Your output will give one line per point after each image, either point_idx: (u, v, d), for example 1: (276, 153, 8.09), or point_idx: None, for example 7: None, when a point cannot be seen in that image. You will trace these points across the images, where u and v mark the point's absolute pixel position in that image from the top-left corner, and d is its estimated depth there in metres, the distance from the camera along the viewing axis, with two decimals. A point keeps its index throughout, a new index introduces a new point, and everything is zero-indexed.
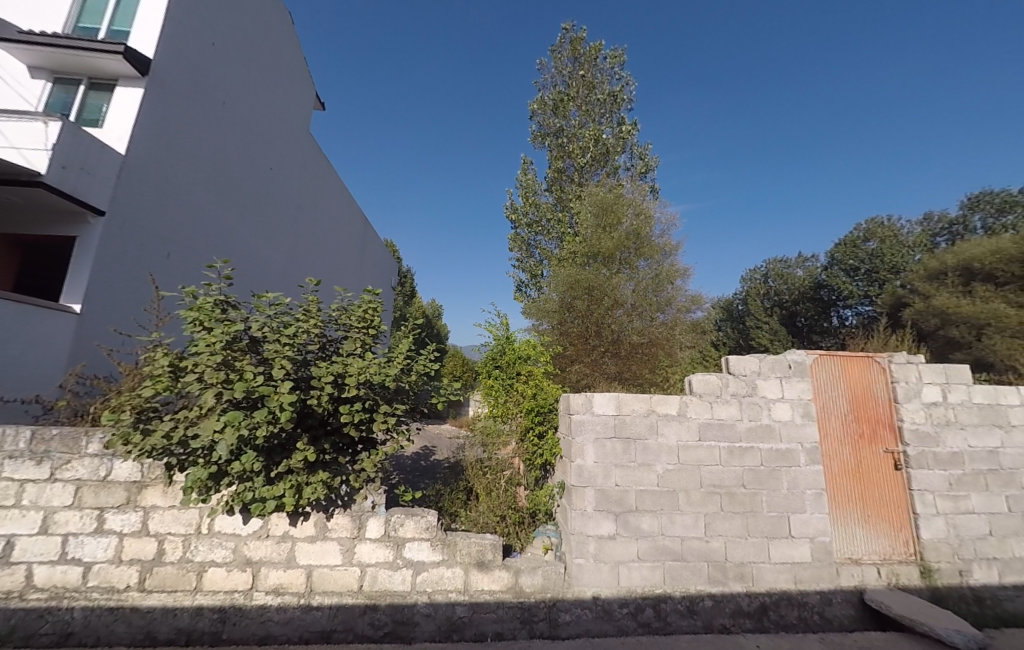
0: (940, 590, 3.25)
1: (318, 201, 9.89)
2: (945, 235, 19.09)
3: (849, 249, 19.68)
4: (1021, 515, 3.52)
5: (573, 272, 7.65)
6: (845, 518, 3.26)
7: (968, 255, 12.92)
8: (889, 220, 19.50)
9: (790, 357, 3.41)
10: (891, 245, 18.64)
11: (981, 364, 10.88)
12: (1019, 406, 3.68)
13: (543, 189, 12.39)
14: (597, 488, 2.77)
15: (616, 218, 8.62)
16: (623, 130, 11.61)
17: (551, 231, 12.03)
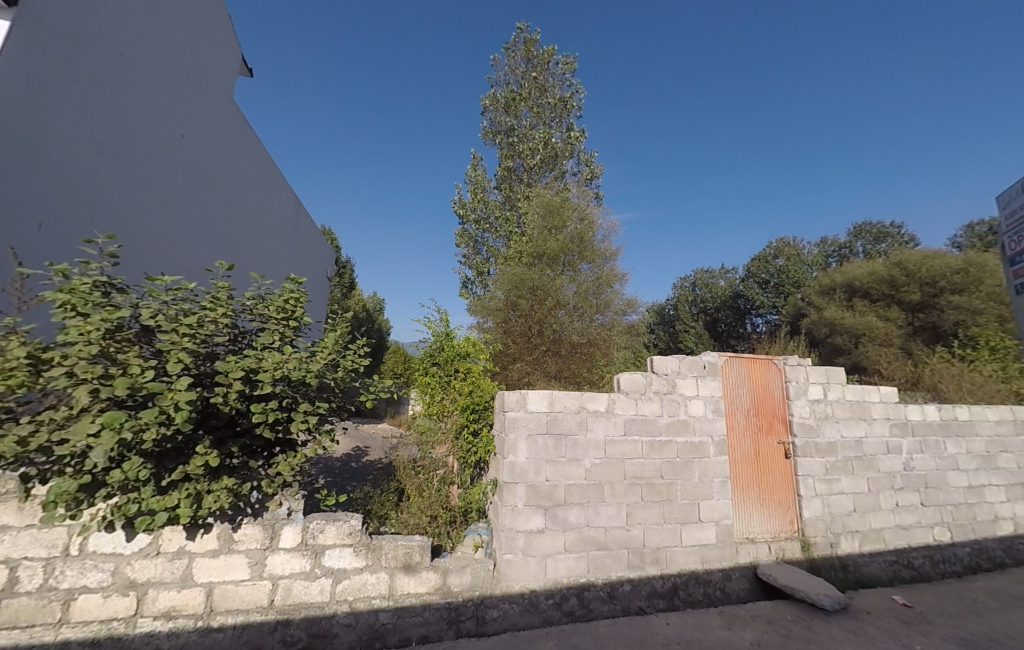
0: (815, 561, 3.77)
1: (241, 179, 8.96)
2: (836, 257, 22.26)
3: (761, 264, 22.14)
4: (877, 493, 4.20)
5: (519, 271, 7.76)
6: (745, 502, 3.65)
7: (851, 275, 15.29)
8: (793, 240, 22.25)
9: (704, 358, 3.74)
10: (794, 263, 21.25)
11: (857, 368, 13.18)
12: (879, 402, 4.39)
13: (492, 187, 12.37)
14: (528, 484, 2.82)
15: (562, 221, 8.90)
16: (571, 136, 11.92)
17: (498, 229, 12.00)
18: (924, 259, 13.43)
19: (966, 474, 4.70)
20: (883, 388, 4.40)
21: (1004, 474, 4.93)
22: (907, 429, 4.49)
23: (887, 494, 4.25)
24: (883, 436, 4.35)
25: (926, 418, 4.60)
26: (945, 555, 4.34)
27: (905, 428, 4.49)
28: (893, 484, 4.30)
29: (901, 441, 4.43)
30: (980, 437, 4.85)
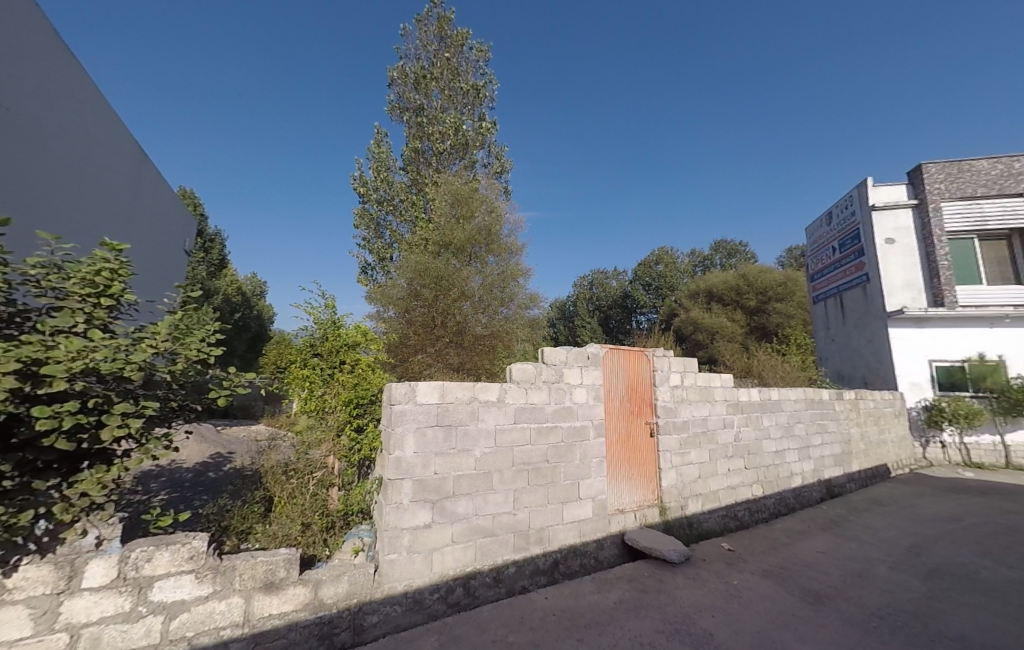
0: (669, 523, 4.41)
1: (86, 120, 7.10)
2: (701, 266, 26.24)
3: (646, 269, 25.04)
4: (716, 461, 5.08)
5: (424, 260, 7.49)
6: (617, 477, 4.09)
7: (710, 283, 18.58)
8: (671, 250, 25.58)
9: (589, 350, 4.05)
10: (671, 270, 24.43)
11: (712, 360, 16.57)
12: (721, 386, 5.30)
13: (398, 168, 11.61)
14: (415, 479, 2.73)
15: (470, 211, 8.81)
16: (482, 126, 11.72)
17: (402, 213, 11.31)
18: (759, 274, 17.37)
19: (776, 442, 5.95)
20: (724, 376, 5.31)
21: (799, 440, 6.38)
22: (739, 408, 5.51)
23: (723, 461, 5.17)
24: (722, 414, 5.27)
25: (751, 398, 5.71)
26: (759, 506, 5.45)
27: (738, 408, 5.50)
28: (727, 453, 5.24)
29: (734, 418, 5.41)
30: (785, 412, 6.19)
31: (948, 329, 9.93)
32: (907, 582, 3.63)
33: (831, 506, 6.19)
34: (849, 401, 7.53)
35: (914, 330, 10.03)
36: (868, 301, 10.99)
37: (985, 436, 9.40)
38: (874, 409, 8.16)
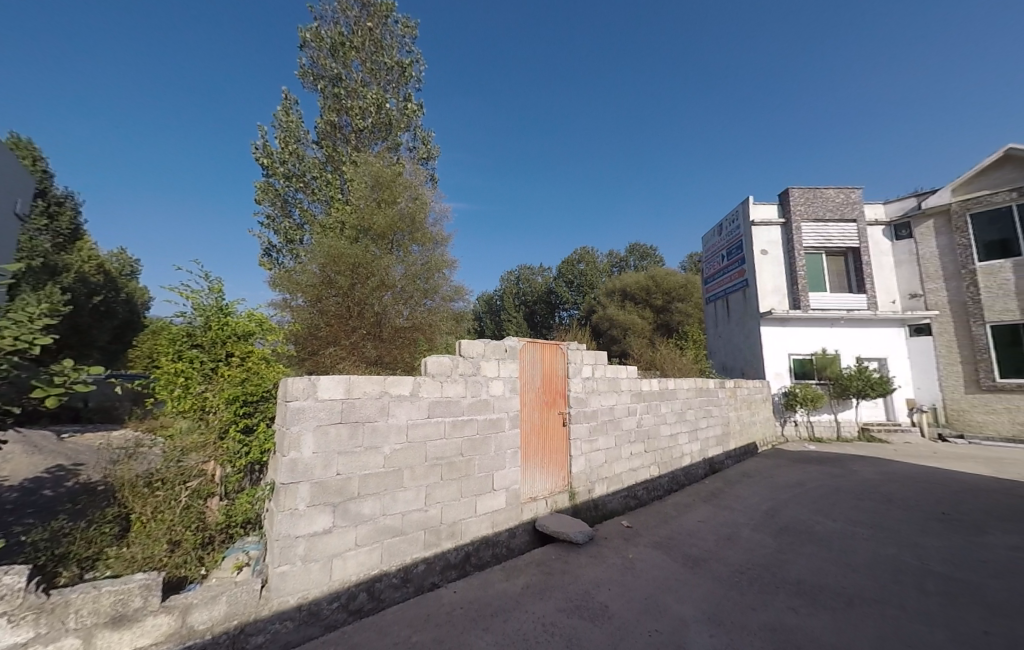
0: (577, 507, 4.68)
1: None
2: (618, 267, 28.28)
3: (569, 267, 26.34)
4: (621, 447, 5.51)
5: (338, 245, 6.96)
6: (531, 467, 4.22)
7: (624, 284, 20.86)
8: (592, 250, 27.15)
9: (507, 343, 4.11)
10: (592, 269, 25.87)
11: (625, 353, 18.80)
12: (626, 378, 5.76)
13: (310, 141, 10.53)
14: (314, 481, 2.52)
15: (393, 197, 8.34)
16: (408, 108, 11.14)
17: (315, 192, 10.31)
18: (665, 277, 19.88)
19: (670, 426, 6.65)
20: (630, 368, 5.77)
21: (690, 424, 7.21)
22: (641, 397, 6.04)
23: (626, 446, 5.63)
24: (627, 403, 5.72)
25: (651, 388, 6.30)
26: (655, 485, 6.04)
27: (640, 397, 6.02)
28: (630, 439, 5.72)
29: (637, 406, 5.92)
30: (679, 400, 6.93)
31: (804, 329, 11.94)
32: (764, 541, 4.30)
33: (713, 481, 7.09)
34: (730, 389, 8.69)
35: (778, 329, 11.93)
36: (747, 303, 12.78)
37: (825, 416, 11.45)
38: (749, 395, 9.53)
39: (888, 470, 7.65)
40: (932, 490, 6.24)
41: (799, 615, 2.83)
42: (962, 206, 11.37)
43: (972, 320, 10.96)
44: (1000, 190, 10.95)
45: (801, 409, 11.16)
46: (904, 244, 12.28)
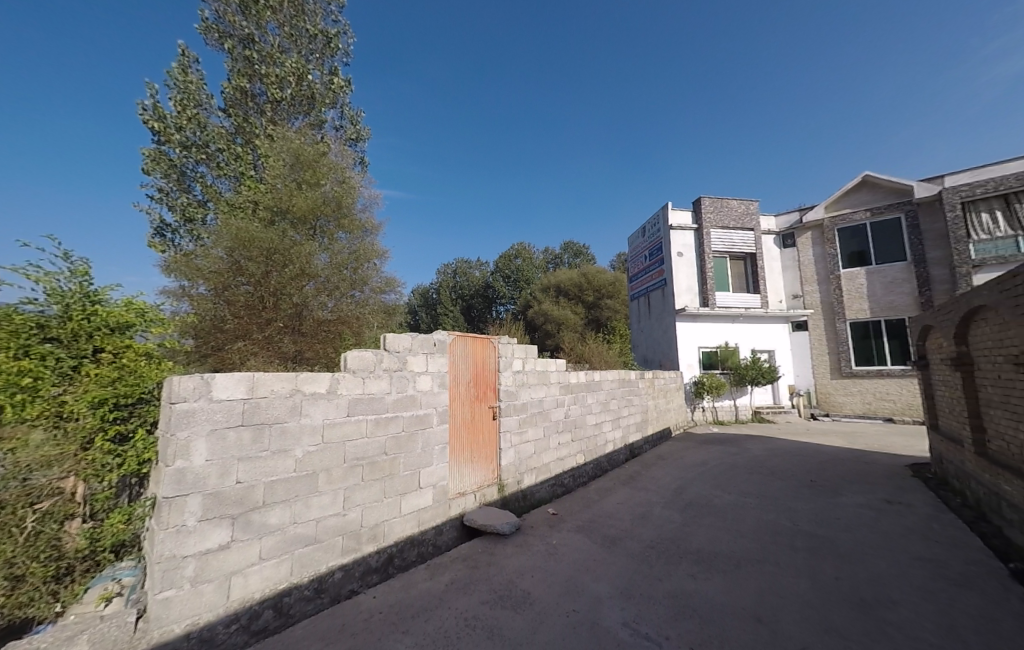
0: (505, 498, 4.74)
1: None
2: (553, 264, 29.29)
3: (506, 262, 26.75)
4: (549, 437, 5.69)
5: (250, 227, 6.27)
6: (460, 461, 4.18)
7: (558, 281, 22.00)
8: (528, 246, 27.80)
9: (435, 337, 4.02)
10: (528, 265, 26.41)
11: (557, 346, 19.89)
12: (555, 371, 5.95)
13: (214, 107, 9.28)
14: (207, 493, 2.24)
15: (317, 178, 7.62)
16: (334, 82, 10.34)
17: (222, 167, 9.12)
18: (595, 274, 21.28)
19: (595, 416, 7.01)
20: (559, 361, 5.97)
21: (613, 413, 7.67)
22: (569, 389, 6.28)
23: (554, 436, 5.82)
24: (555, 395, 5.92)
25: (578, 380, 6.58)
26: (581, 472, 6.34)
27: (568, 389, 6.26)
28: (558, 429, 5.92)
29: (565, 398, 6.15)
30: (604, 391, 7.34)
31: (712, 324, 13.30)
32: (672, 517, 4.72)
33: (632, 464, 7.63)
34: (648, 380, 9.40)
35: (690, 324, 13.16)
36: (665, 301, 13.91)
37: (727, 402, 12.87)
38: (665, 385, 10.40)
39: (775, 447, 8.82)
40: (808, 462, 7.31)
41: (698, 581, 3.16)
42: (833, 221, 13.41)
43: (838, 318, 13.00)
44: (860, 209, 13.08)
45: (707, 396, 12.44)
46: (790, 251, 14.17)
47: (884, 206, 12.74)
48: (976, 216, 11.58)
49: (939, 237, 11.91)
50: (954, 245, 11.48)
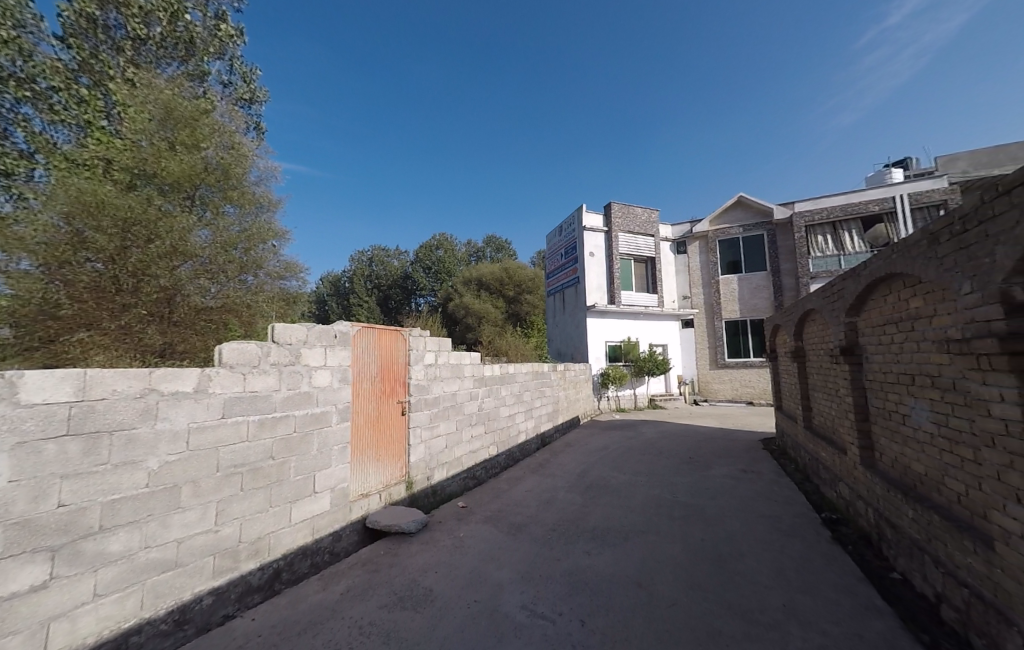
0: (414, 495, 4.58)
1: None
2: (475, 257, 29.38)
3: (427, 253, 26.19)
4: (461, 430, 5.63)
5: (97, 189, 5.00)
6: (363, 461, 3.93)
7: (480, 274, 22.07)
8: (450, 238, 27.53)
9: (336, 328, 3.73)
10: (449, 256, 26.40)
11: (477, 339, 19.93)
12: (469, 364, 5.92)
13: (43, 33, 7.32)
14: (13, 521, 1.77)
15: (196, 140, 6.20)
16: (221, 30, 8.99)
17: (58, 111, 7.09)
18: (516, 270, 21.76)
19: (509, 407, 7.14)
20: (473, 354, 5.95)
21: (526, 404, 7.90)
22: (483, 382, 6.30)
23: (467, 429, 5.78)
24: (469, 388, 5.89)
25: (492, 373, 6.64)
26: (493, 464, 6.40)
27: (482, 382, 6.28)
28: (471, 422, 5.91)
29: (479, 391, 6.16)
30: (517, 383, 7.51)
31: (617, 320, 14.42)
32: (574, 500, 5.02)
33: (543, 453, 7.95)
34: (560, 372, 9.87)
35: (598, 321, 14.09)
36: (578, 297, 14.70)
37: (628, 391, 14.09)
38: (576, 376, 11.04)
39: (666, 430, 9.90)
40: (691, 442, 8.33)
41: (591, 557, 3.40)
42: (716, 233, 15.39)
43: (717, 316, 15.01)
44: (736, 224, 15.20)
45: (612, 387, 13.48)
46: (683, 257, 15.94)
47: (753, 223, 14.97)
48: (817, 237, 14.07)
49: (791, 252, 14.37)
50: (800, 259, 13.92)
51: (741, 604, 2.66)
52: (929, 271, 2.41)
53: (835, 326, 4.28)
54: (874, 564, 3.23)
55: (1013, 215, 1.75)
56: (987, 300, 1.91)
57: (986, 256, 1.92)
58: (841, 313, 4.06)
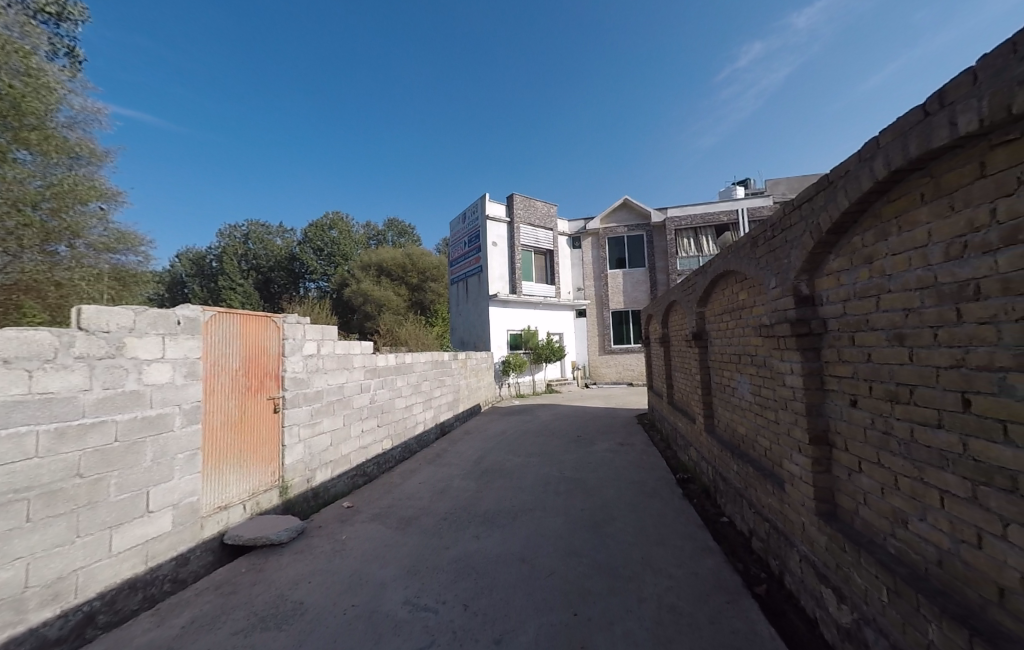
0: (290, 501, 4.11)
1: None
2: (375, 241, 27.67)
3: (318, 232, 23.89)
4: (350, 425, 5.21)
5: None
6: (221, 468, 3.39)
7: (380, 259, 20.89)
8: (346, 218, 25.51)
9: (180, 313, 3.13)
10: (345, 238, 24.46)
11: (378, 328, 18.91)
12: (359, 354, 5.50)
13: None
14: None
15: None
16: None
17: None
18: (420, 256, 20.89)
19: (405, 398, 6.85)
20: (364, 343, 5.55)
21: (424, 394, 7.67)
22: (375, 373, 5.93)
23: (357, 424, 5.37)
24: (359, 380, 5.48)
25: (387, 363, 6.29)
26: (388, 458, 6.08)
27: (374, 373, 5.90)
28: (362, 416, 5.51)
29: (371, 382, 5.77)
30: (415, 373, 7.24)
31: (518, 309, 14.87)
32: (468, 486, 5.06)
33: (441, 442, 7.83)
34: (461, 360, 9.83)
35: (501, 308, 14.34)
36: (480, 286, 14.74)
37: (527, 377, 14.68)
38: (477, 364, 11.13)
39: (560, 412, 10.59)
40: (581, 422, 9.05)
41: (479, 540, 3.46)
42: (605, 231, 16.78)
43: (604, 307, 16.47)
44: (622, 224, 16.78)
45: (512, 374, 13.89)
46: (577, 251, 17.06)
47: (635, 223, 16.68)
48: (685, 240, 16.19)
49: (664, 251, 16.39)
50: (671, 257, 15.97)
51: (608, 563, 2.96)
52: (750, 268, 2.93)
53: (689, 315, 4.99)
54: (710, 512, 3.89)
55: (802, 225, 2.20)
56: (785, 293, 2.39)
57: (786, 258, 2.39)
58: (694, 304, 4.74)
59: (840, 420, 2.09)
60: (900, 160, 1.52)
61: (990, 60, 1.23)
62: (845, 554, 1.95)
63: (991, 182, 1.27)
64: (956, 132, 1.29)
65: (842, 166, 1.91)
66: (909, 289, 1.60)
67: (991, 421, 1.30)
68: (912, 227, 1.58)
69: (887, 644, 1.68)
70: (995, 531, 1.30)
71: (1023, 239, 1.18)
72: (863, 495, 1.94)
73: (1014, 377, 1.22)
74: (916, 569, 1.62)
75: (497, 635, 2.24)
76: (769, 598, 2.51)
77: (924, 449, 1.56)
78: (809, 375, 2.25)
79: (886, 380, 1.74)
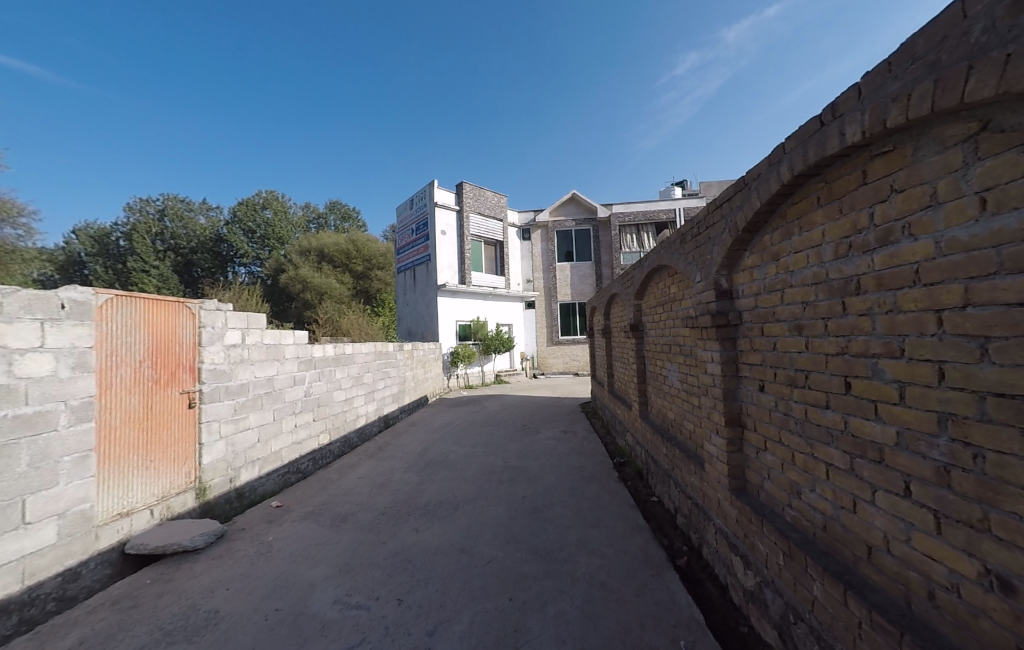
0: (209, 503, 3.74)
1: None
2: (315, 224, 26.03)
3: (250, 211, 21.99)
4: (281, 419, 4.85)
5: None
6: (121, 470, 3.01)
7: (321, 243, 19.69)
8: (281, 198, 23.74)
9: (63, 296, 2.70)
10: (280, 219, 22.92)
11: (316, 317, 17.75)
12: (292, 344, 5.14)
13: None
14: None
15: None
16: None
17: None
18: (365, 244, 19.99)
19: (345, 391, 6.52)
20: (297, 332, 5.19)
21: (366, 386, 7.35)
22: (311, 364, 5.57)
23: (289, 418, 5.00)
24: (292, 371, 5.12)
25: (324, 354, 5.94)
26: (325, 453, 5.76)
27: (310, 364, 5.54)
28: (295, 410, 5.14)
29: (306, 374, 5.41)
30: (356, 364, 6.91)
31: (467, 299, 14.71)
32: (410, 479, 4.94)
33: (385, 435, 7.57)
34: (407, 350, 9.55)
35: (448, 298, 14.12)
36: (428, 275, 14.33)
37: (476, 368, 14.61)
38: (424, 355, 10.88)
39: (507, 402, 10.70)
40: (527, 412, 9.21)
41: (418, 533, 3.39)
42: (554, 224, 17.03)
43: (551, 299, 16.83)
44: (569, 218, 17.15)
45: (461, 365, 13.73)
46: (526, 243, 17.21)
47: (582, 218, 17.13)
48: (628, 236, 16.94)
49: (609, 247, 17.01)
50: (615, 253, 16.62)
51: (546, 547, 3.04)
52: (681, 262, 3.10)
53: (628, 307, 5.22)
54: (642, 493, 4.13)
55: (722, 223, 2.36)
56: (708, 286, 2.55)
57: (709, 253, 2.55)
58: (632, 297, 4.95)
59: (751, 403, 2.29)
60: (801, 165, 1.67)
61: (871, 78, 1.38)
62: (752, 525, 2.16)
63: (871, 188, 1.43)
64: (844, 142, 1.44)
65: (755, 169, 2.06)
66: (807, 284, 1.77)
67: (866, 401, 1.48)
68: (810, 227, 1.75)
69: (783, 602, 1.88)
70: (867, 497, 1.49)
71: (892, 240, 1.34)
72: (768, 471, 2.15)
73: (883, 362, 1.39)
74: (807, 534, 1.83)
75: (430, 627, 2.22)
76: (688, 569, 2.72)
77: (816, 427, 1.75)
78: (726, 363, 2.43)
79: (787, 367, 1.93)
